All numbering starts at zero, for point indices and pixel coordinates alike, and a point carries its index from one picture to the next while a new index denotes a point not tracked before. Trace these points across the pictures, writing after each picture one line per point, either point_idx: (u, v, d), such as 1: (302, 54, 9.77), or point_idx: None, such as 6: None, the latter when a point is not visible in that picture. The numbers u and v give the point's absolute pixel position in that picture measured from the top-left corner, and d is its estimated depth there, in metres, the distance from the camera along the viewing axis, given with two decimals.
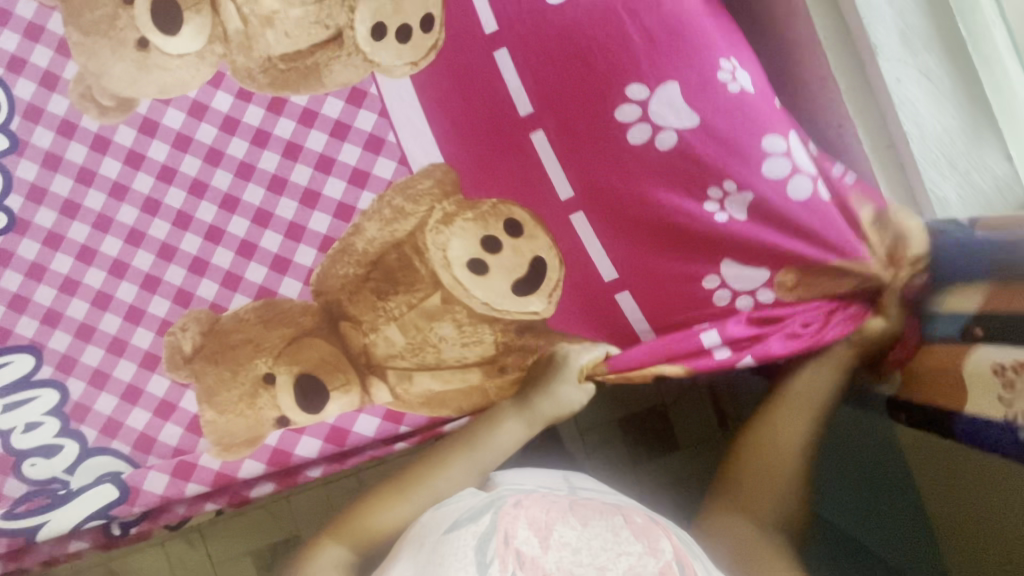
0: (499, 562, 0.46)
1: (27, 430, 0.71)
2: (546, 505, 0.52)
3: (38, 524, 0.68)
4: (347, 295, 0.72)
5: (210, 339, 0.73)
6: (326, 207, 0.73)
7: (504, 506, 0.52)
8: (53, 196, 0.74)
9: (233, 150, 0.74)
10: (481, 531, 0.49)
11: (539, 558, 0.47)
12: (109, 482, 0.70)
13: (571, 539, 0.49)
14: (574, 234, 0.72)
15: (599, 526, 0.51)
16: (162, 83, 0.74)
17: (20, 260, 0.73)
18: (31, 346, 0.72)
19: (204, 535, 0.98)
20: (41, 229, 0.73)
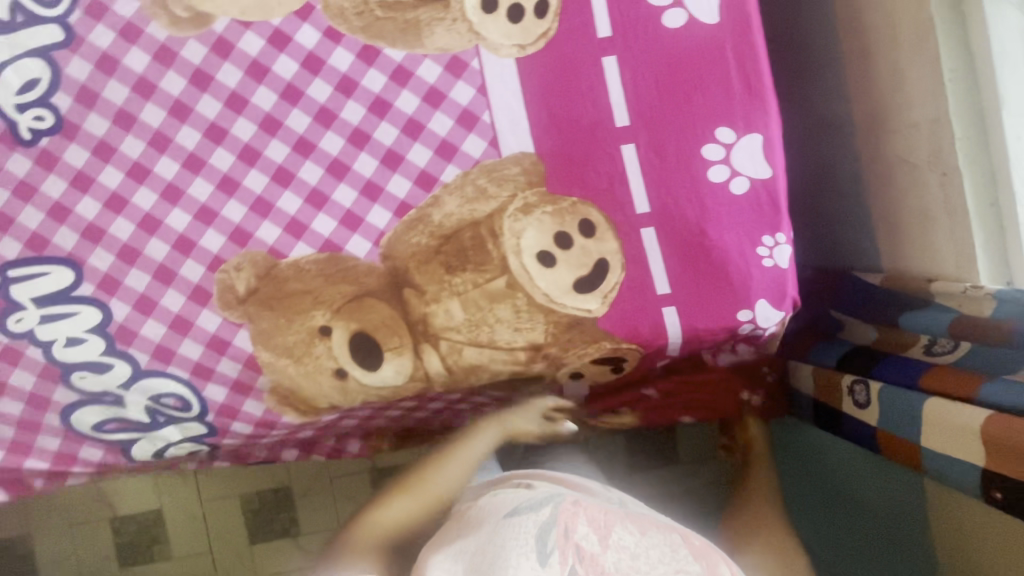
0: (558, 554, 0.52)
1: (69, 344, 0.70)
2: (605, 509, 0.59)
3: (134, 438, 0.78)
4: (414, 265, 0.73)
5: (266, 284, 0.72)
6: (406, 171, 0.71)
7: (563, 502, 0.58)
8: (106, 103, 0.68)
9: (314, 92, 0.70)
10: (543, 522, 0.55)
11: (597, 555, 0.53)
12: (197, 422, 0.78)
13: (629, 544, 0.55)
14: (642, 246, 0.72)
15: (655, 537, 0.57)
16: (245, 5, 0.67)
17: (64, 165, 0.68)
18: (69, 260, 0.69)
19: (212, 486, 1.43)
20: (90, 137, 0.68)
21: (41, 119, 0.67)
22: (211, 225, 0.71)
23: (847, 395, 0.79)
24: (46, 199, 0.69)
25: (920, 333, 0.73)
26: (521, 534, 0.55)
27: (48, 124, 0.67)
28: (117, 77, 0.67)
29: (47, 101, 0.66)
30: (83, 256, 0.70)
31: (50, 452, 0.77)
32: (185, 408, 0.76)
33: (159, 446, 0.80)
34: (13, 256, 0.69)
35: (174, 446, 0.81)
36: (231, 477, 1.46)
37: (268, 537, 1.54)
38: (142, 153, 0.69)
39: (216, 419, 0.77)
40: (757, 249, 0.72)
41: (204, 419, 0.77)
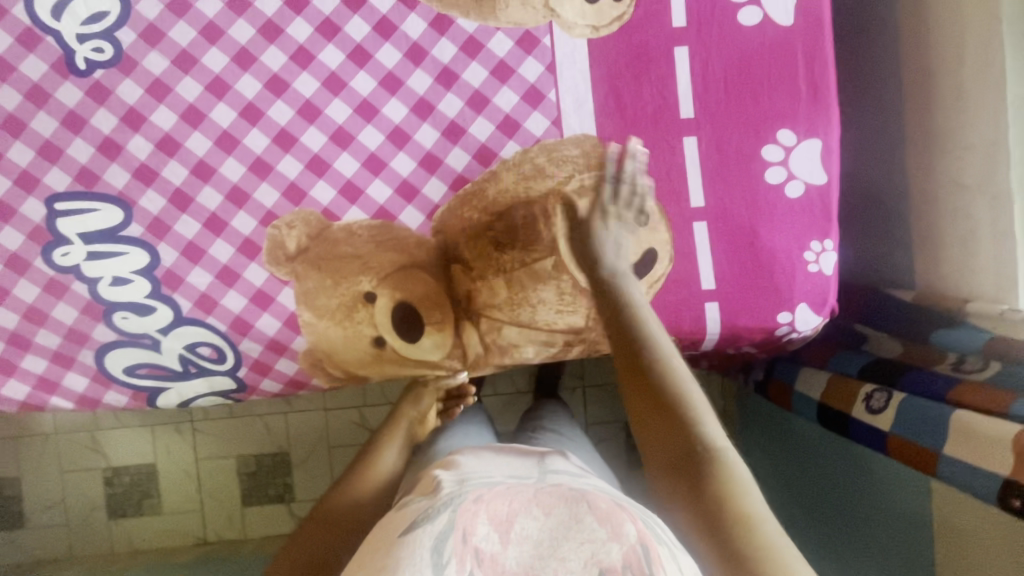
0: (456, 562, 0.46)
1: (116, 283, 0.72)
2: (510, 497, 0.52)
3: (163, 386, 0.78)
4: (464, 239, 0.74)
5: (317, 244, 0.73)
6: (467, 145, 0.72)
7: (464, 502, 0.52)
8: (170, 43, 0.67)
9: (383, 57, 0.70)
10: (440, 531, 0.48)
11: (497, 555, 0.47)
12: (227, 377, 0.78)
13: (532, 532, 0.49)
14: (692, 240, 0.73)
15: (562, 513, 0.50)
16: None
17: (119, 102, 0.68)
18: (118, 199, 0.70)
19: (220, 432, 1.52)
20: (148, 75, 0.68)
21: (100, 51, 0.67)
22: (266, 179, 0.72)
23: (861, 400, 0.81)
24: (97, 133, 0.69)
25: (949, 350, 0.75)
26: (417, 547, 0.48)
27: (106, 56, 0.67)
28: (184, 18, 0.67)
29: (110, 34, 0.66)
30: (137, 197, 0.71)
31: (75, 392, 0.77)
32: (217, 362, 0.76)
33: (184, 397, 0.80)
34: (62, 189, 0.70)
35: (199, 399, 0.81)
36: (236, 428, 1.52)
37: (262, 498, 1.54)
38: (200, 98, 0.69)
39: (247, 375, 0.78)
40: (803, 254, 0.73)
41: (234, 374, 0.78)
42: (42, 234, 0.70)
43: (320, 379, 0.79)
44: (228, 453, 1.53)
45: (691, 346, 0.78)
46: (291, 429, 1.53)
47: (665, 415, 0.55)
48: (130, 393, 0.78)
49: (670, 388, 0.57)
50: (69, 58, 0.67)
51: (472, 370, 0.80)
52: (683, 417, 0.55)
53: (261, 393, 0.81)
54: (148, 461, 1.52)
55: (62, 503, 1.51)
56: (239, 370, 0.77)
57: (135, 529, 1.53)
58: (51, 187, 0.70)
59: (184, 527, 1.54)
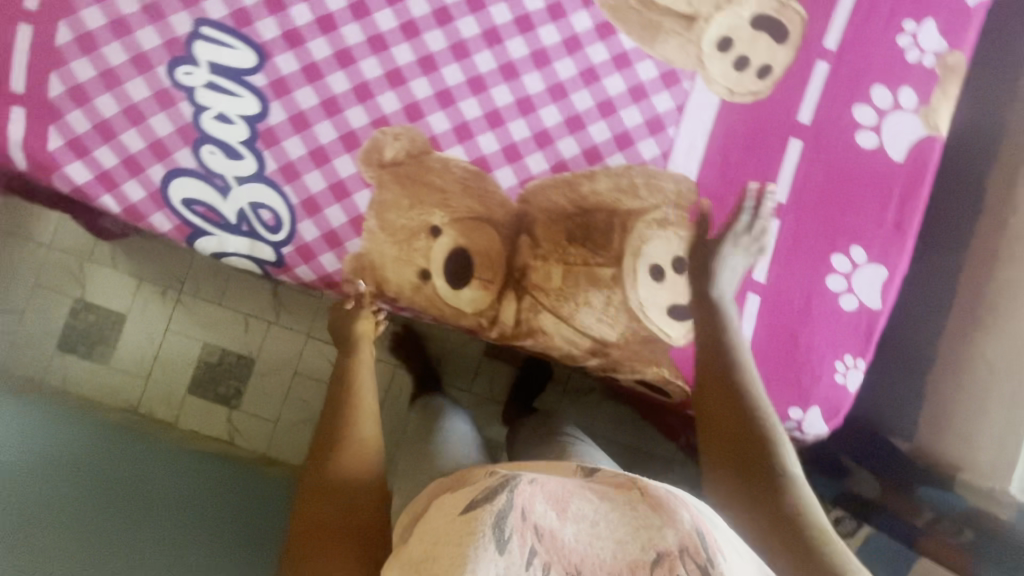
0: (518, 537, 0.47)
1: (219, 118, 0.74)
2: (562, 481, 0.52)
3: (209, 232, 0.79)
4: (542, 218, 0.78)
5: (411, 163, 0.77)
6: (581, 138, 0.77)
7: (519, 482, 0.51)
8: None
9: (543, 34, 0.76)
10: (499, 507, 0.48)
11: (556, 532, 0.47)
12: (271, 248, 0.79)
13: (589, 512, 0.49)
14: (742, 307, 0.76)
15: (620, 498, 0.50)
16: None
17: None
18: (258, 46, 0.74)
19: (198, 314, 1.51)
20: None
21: None
22: (395, 89, 0.76)
23: None
24: None
25: (926, 505, 0.84)
26: (473, 525, 0.48)
27: None
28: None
29: None
30: (274, 54, 0.74)
31: (128, 200, 0.78)
32: (270, 230, 0.78)
33: (221, 251, 0.81)
34: (215, 17, 0.73)
35: (234, 259, 0.82)
36: (219, 319, 1.51)
37: (208, 394, 1.51)
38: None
39: (290, 256, 0.79)
40: (835, 363, 0.77)
41: (280, 249, 0.79)
42: (177, 47, 0.73)
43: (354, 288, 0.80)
44: (197, 338, 1.51)
45: None
46: (268, 341, 1.52)
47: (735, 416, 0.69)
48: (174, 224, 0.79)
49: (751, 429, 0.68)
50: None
51: (495, 339, 0.81)
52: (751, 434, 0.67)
53: (293, 279, 0.82)
54: (120, 310, 1.50)
55: (19, 314, 1.48)
56: (286, 247, 0.79)
57: (74, 370, 1.49)
58: (206, 12, 0.73)
59: (121, 388, 1.49)
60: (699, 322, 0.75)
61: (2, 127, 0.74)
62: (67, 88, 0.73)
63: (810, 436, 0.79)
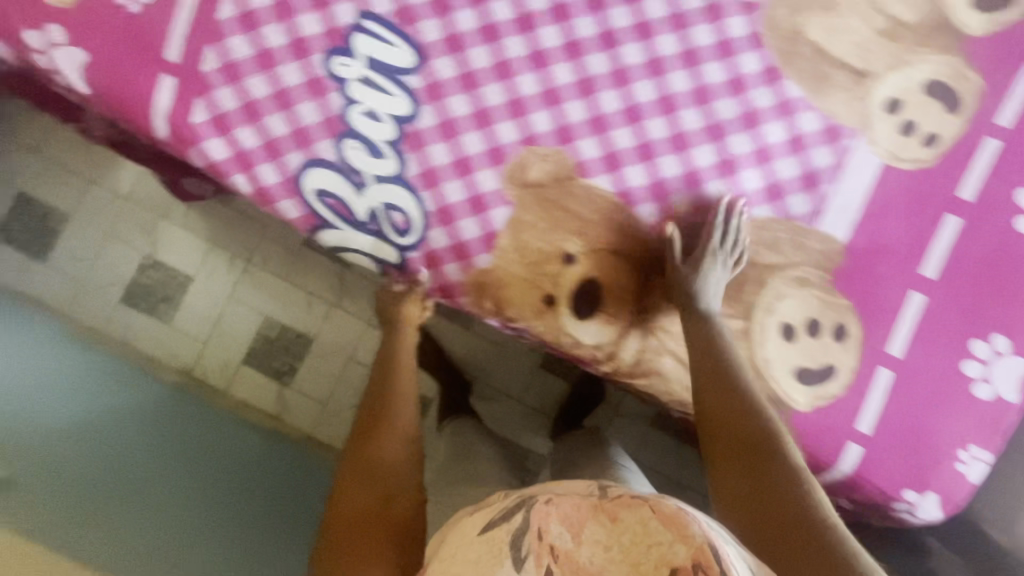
0: (534, 559, 0.48)
1: (367, 115, 0.73)
2: (580, 500, 0.50)
3: (336, 226, 0.78)
4: (677, 261, 0.77)
5: (554, 186, 0.75)
6: (730, 185, 0.74)
7: (536, 504, 0.51)
8: None
9: (708, 70, 0.73)
10: (517, 526, 0.50)
11: (572, 554, 0.47)
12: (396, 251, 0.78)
13: (603, 534, 0.47)
14: (871, 379, 0.75)
15: (631, 515, 0.47)
16: None
17: None
18: (418, 47, 0.72)
19: (263, 286, 1.51)
20: None
21: None
22: (549, 108, 0.73)
23: None
24: None
25: None
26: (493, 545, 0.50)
27: None
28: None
29: None
30: (433, 56, 0.73)
31: (261, 183, 0.76)
32: (398, 233, 0.77)
33: (345, 246, 0.80)
34: (379, 11, 0.71)
35: (355, 255, 0.81)
36: (282, 294, 1.51)
37: (263, 368, 1.51)
38: (540, 10, 0.72)
39: (414, 261, 0.79)
40: (958, 451, 0.74)
41: (405, 253, 0.78)
42: (337, 37, 0.71)
43: (472, 302, 0.80)
44: (259, 311, 1.51)
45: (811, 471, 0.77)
46: (328, 324, 1.51)
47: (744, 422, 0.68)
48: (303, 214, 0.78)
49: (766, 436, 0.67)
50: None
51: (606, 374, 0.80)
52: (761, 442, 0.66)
53: (411, 284, 0.82)
54: (187, 273, 1.50)
55: (92, 262, 1.50)
56: (411, 253, 0.78)
57: (137, 325, 1.50)
58: (371, 5, 0.71)
59: (178, 350, 1.50)
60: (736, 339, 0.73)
61: (149, 94, 0.72)
62: (221, 64, 0.72)
63: (918, 520, 0.77)
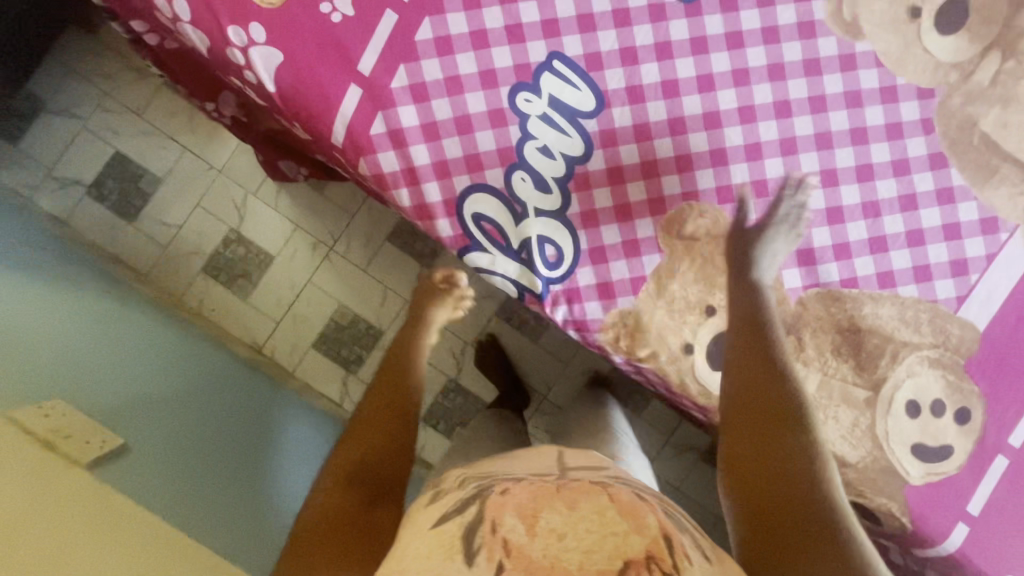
0: (485, 550, 0.49)
1: (541, 150, 0.76)
2: (534, 491, 0.54)
3: (485, 249, 0.81)
4: (814, 325, 0.78)
5: (707, 241, 0.78)
6: (881, 261, 0.77)
7: (490, 494, 0.55)
8: (737, 19, 0.75)
9: (875, 150, 0.76)
10: (467, 520, 0.52)
11: (525, 546, 0.49)
12: (540, 282, 0.80)
13: (557, 523, 0.50)
14: (989, 465, 0.77)
15: (585, 508, 0.51)
16: (891, 49, 0.75)
17: (665, 30, 0.75)
18: (600, 93, 0.75)
19: (342, 274, 1.53)
20: (702, 28, 0.75)
21: None
22: (715, 168, 0.77)
23: None
24: (629, 38, 0.75)
25: None
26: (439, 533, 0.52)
27: None
28: (760, 10, 0.75)
29: None
30: (612, 104, 0.76)
31: (424, 199, 0.79)
32: (545, 264, 0.80)
33: (488, 269, 0.82)
34: (570, 55, 0.74)
35: (495, 279, 0.84)
36: (360, 284, 1.54)
37: (331, 353, 1.53)
38: (722, 72, 0.75)
39: (555, 294, 0.81)
40: None
41: (549, 284, 0.80)
42: (526, 74, 0.75)
43: (606, 338, 0.81)
44: (334, 297, 1.54)
45: (915, 543, 0.80)
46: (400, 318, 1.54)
47: (776, 398, 0.63)
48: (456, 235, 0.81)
49: (794, 416, 0.61)
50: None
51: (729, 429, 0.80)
52: (789, 425, 0.61)
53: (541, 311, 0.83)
54: (270, 252, 1.53)
55: (179, 229, 1.52)
56: (554, 284, 0.80)
57: (213, 296, 1.52)
58: (563, 47, 0.74)
59: (252, 326, 1.53)
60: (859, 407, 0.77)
61: (335, 100, 0.74)
62: (409, 83, 0.74)
63: None
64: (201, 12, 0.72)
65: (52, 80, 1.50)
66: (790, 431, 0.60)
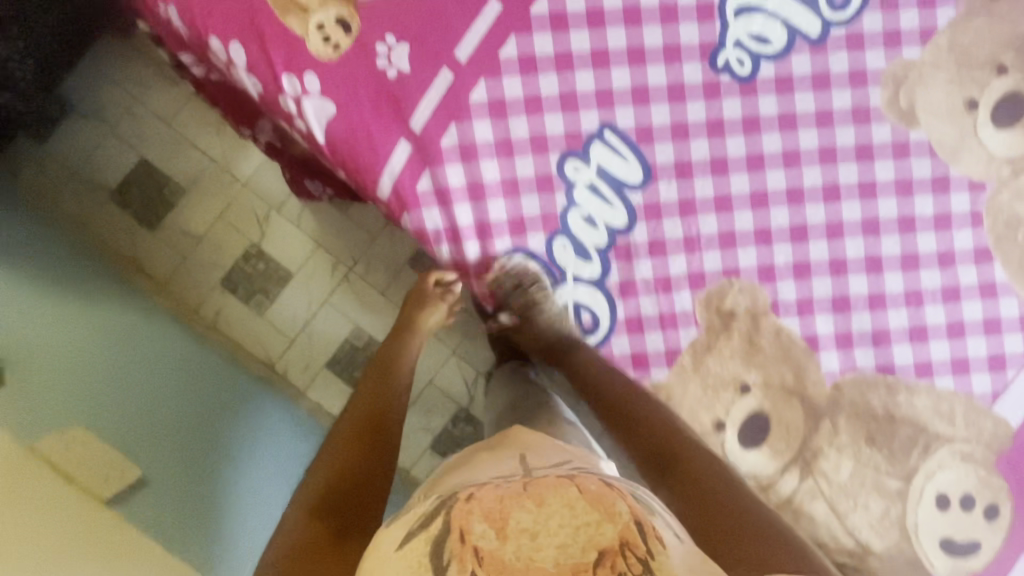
0: (456, 563, 0.46)
1: (585, 219, 0.76)
2: (500, 491, 0.51)
3: None
4: (848, 411, 0.77)
5: (747, 319, 0.77)
6: (920, 350, 0.76)
7: (455, 501, 0.51)
8: (791, 101, 0.75)
9: (921, 239, 0.76)
10: (435, 530, 0.49)
11: (496, 553, 0.46)
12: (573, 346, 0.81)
13: (526, 523, 0.47)
14: (1014, 563, 0.76)
15: (552, 502, 0.49)
16: (945, 141, 0.75)
17: (717, 109, 0.75)
18: (648, 167, 0.76)
19: (359, 296, 1.53)
20: (755, 108, 0.75)
21: (740, 65, 0.74)
22: (759, 246, 0.77)
23: None
24: (680, 115, 0.75)
25: None
26: (408, 547, 0.49)
27: (741, 71, 0.74)
28: (815, 92, 0.74)
29: (760, 59, 0.74)
30: (659, 177, 0.76)
31: (464, 257, 0.78)
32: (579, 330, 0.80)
33: None
34: (622, 126, 0.75)
35: None
36: (377, 308, 1.53)
37: (344, 375, 1.52)
38: (772, 153, 0.75)
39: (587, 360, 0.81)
40: None
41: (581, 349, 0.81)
42: (577, 142, 0.75)
43: None
44: (350, 319, 1.53)
45: None
46: None
47: (672, 429, 0.70)
48: (486, 291, 0.84)
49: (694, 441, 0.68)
50: (716, 50, 0.74)
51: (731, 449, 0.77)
52: (689, 443, 0.67)
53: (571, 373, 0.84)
54: (289, 269, 1.53)
55: (201, 240, 1.51)
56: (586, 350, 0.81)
57: (230, 309, 1.51)
58: (615, 118, 0.74)
59: (266, 342, 1.51)
60: (887, 495, 0.77)
61: (385, 155, 0.74)
62: (460, 143, 0.74)
63: None
64: (258, 60, 0.71)
65: (85, 83, 1.49)
66: (695, 446, 0.67)
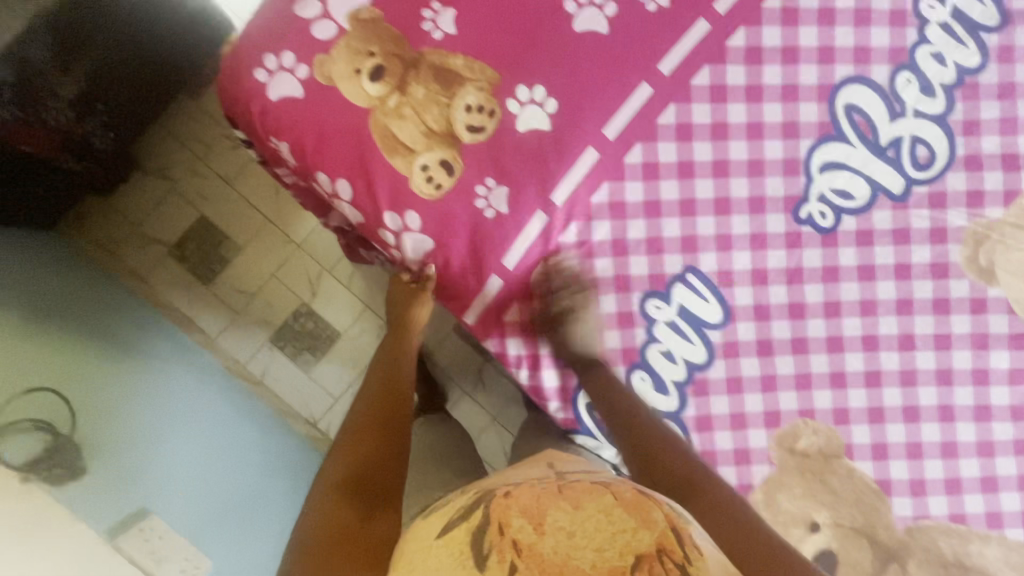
0: (496, 553, 0.47)
1: (665, 355, 0.78)
2: (537, 491, 0.52)
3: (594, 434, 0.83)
4: (917, 556, 0.78)
5: (818, 458, 0.79)
6: (990, 499, 0.78)
7: (494, 497, 0.53)
8: (871, 253, 0.77)
9: (995, 392, 0.77)
10: (474, 526, 0.50)
11: (535, 546, 0.47)
12: None
13: (563, 521, 0.48)
14: None
15: (590, 505, 0.50)
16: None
17: (797, 258, 0.77)
18: (728, 309, 0.78)
19: None
20: (834, 258, 0.77)
21: (822, 217, 0.76)
22: (834, 390, 0.78)
23: None
24: (761, 261, 0.77)
25: None
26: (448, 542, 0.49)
27: (823, 223, 0.76)
28: (896, 246, 0.77)
29: (842, 212, 0.76)
30: (738, 317, 0.78)
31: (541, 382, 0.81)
32: None
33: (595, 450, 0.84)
34: (705, 270, 0.77)
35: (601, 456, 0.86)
36: None
37: None
38: (849, 301, 0.77)
39: None
40: None
41: None
42: (661, 283, 0.77)
43: None
44: None
45: None
46: None
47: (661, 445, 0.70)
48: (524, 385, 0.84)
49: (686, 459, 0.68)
50: (799, 203, 0.76)
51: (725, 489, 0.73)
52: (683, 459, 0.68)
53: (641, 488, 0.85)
54: (337, 328, 1.54)
55: (252, 296, 1.52)
56: None
57: (276, 365, 1.52)
58: (699, 263, 0.77)
59: (309, 400, 1.51)
60: None
61: (476, 289, 0.77)
62: (548, 279, 0.77)
63: None
64: (362, 196, 0.75)
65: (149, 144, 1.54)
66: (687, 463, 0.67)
